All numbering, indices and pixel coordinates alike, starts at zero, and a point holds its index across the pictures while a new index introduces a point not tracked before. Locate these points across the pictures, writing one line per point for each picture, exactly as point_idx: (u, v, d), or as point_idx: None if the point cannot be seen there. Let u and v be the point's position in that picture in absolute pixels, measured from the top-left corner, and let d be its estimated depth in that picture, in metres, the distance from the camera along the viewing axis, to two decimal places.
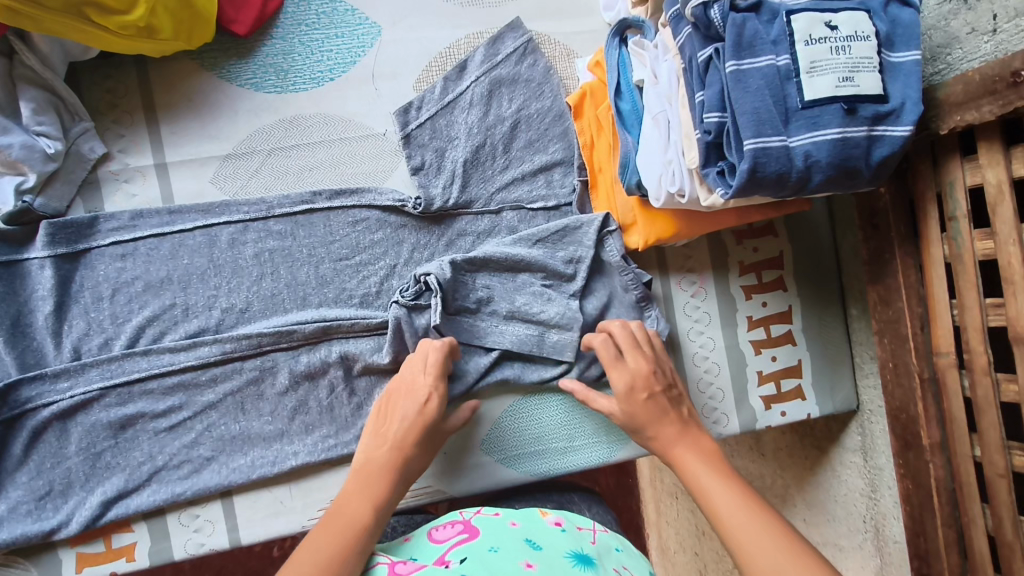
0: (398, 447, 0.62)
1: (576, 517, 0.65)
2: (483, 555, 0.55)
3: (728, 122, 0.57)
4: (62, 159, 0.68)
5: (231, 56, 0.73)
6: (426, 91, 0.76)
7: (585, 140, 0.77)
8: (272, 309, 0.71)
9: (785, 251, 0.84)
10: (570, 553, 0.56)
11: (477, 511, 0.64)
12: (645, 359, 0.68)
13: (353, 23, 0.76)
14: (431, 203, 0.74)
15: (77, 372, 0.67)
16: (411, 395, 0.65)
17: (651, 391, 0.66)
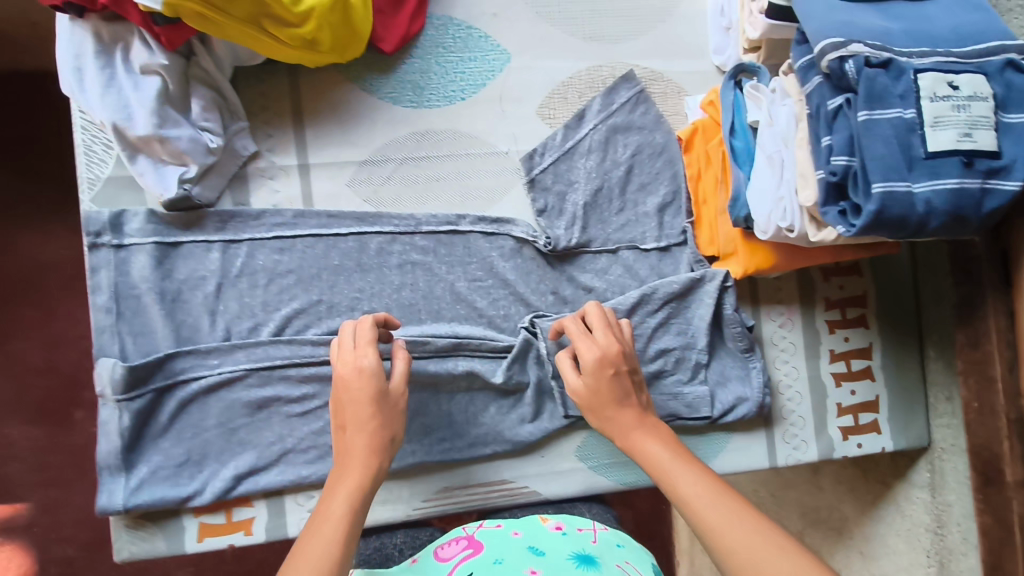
0: (359, 448, 0.62)
1: (574, 519, 0.71)
2: (489, 567, 0.61)
3: (855, 166, 0.62)
4: (219, 153, 0.74)
5: (374, 70, 0.79)
6: (548, 137, 0.82)
7: (693, 172, 0.83)
8: (408, 317, 0.79)
9: (868, 291, 0.89)
10: (572, 555, 0.63)
11: (479, 527, 0.70)
12: (614, 338, 0.69)
13: (485, 49, 0.81)
14: (557, 243, 0.80)
15: (227, 351, 0.74)
16: (355, 382, 0.63)
17: (618, 368, 0.68)
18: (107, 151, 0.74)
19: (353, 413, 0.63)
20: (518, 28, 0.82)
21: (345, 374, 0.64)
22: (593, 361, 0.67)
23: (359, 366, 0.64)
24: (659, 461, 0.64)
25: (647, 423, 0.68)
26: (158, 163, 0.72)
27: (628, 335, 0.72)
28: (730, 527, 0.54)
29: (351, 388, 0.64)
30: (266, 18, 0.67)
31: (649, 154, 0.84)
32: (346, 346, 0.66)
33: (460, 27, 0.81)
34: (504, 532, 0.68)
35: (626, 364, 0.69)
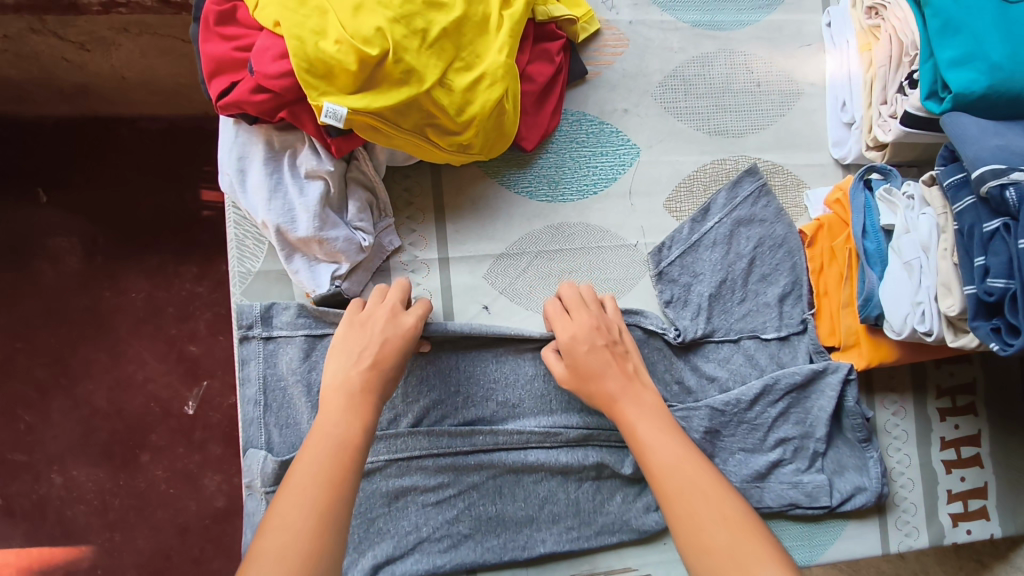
0: (362, 374, 0.66)
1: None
2: None
3: (1014, 289, 0.63)
4: (369, 249, 0.76)
5: (512, 166, 0.81)
6: (675, 230, 0.84)
7: (815, 265, 0.85)
8: (540, 408, 0.81)
9: (977, 378, 0.91)
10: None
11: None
12: (590, 316, 0.75)
13: (616, 144, 0.84)
14: (683, 335, 0.82)
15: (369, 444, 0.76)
16: (389, 325, 0.69)
17: (593, 344, 0.73)
18: (259, 245, 0.76)
19: (357, 348, 0.68)
20: (646, 123, 0.85)
21: (368, 320, 0.70)
22: (577, 334, 0.73)
23: (380, 316, 0.70)
24: (640, 428, 0.67)
25: (629, 386, 0.71)
26: (312, 261, 0.74)
27: (609, 313, 0.77)
28: (701, 502, 0.60)
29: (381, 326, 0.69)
30: (429, 127, 0.70)
31: (770, 246, 0.85)
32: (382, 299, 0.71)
33: (593, 122, 0.84)
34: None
35: (604, 340, 0.73)
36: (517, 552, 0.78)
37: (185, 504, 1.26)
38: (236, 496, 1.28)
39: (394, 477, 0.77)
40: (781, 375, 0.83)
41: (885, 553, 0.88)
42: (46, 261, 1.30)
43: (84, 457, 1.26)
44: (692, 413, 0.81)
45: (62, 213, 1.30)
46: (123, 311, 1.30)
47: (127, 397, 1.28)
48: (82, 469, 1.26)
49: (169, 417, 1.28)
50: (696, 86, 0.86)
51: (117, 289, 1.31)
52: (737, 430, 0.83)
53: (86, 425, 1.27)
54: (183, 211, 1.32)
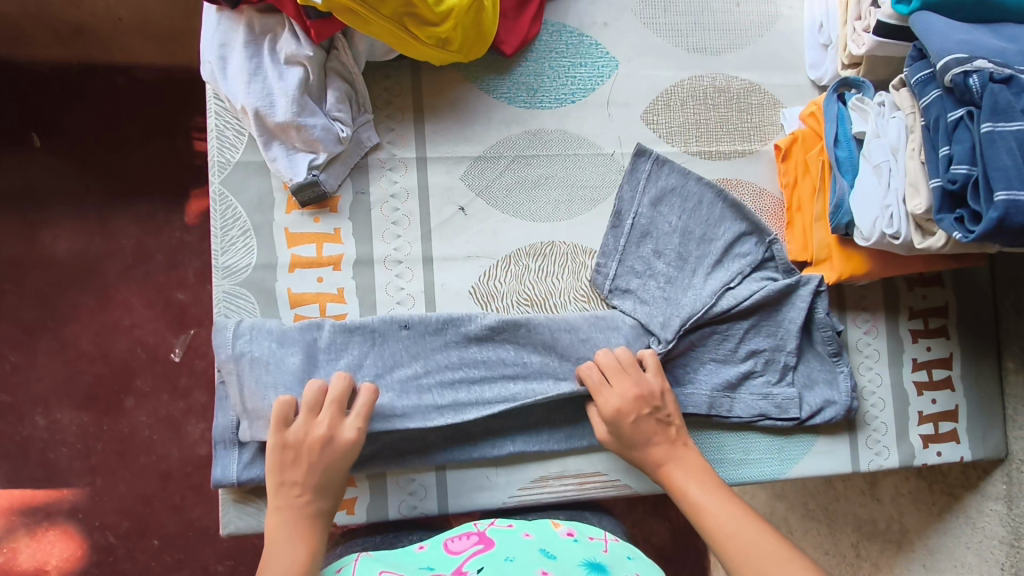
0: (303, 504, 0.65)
1: (587, 528, 0.73)
2: (499, 563, 0.62)
3: (976, 175, 0.64)
4: (348, 142, 0.77)
5: (492, 72, 0.83)
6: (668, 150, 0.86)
7: (789, 180, 0.86)
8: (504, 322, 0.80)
9: (949, 302, 0.92)
10: (584, 563, 0.64)
11: (491, 524, 0.71)
12: (632, 384, 0.74)
13: (595, 56, 0.86)
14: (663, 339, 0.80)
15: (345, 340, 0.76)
16: (324, 458, 0.66)
17: (638, 413, 0.73)
18: (240, 136, 0.78)
19: (299, 455, 0.66)
20: (626, 37, 0.87)
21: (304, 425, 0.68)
22: (623, 406, 0.73)
23: (315, 454, 0.66)
24: (691, 491, 0.69)
25: (677, 451, 0.73)
26: (291, 149, 0.75)
27: (654, 374, 0.75)
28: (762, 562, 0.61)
29: (318, 460, 0.66)
30: (408, 17, 0.71)
31: (692, 207, 0.84)
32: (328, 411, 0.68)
33: (573, 34, 0.85)
34: (515, 533, 0.69)
35: (649, 408, 0.73)
36: (486, 451, 0.79)
37: (169, 451, 1.25)
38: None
39: (369, 366, 0.76)
40: (749, 297, 0.82)
41: (855, 472, 0.88)
42: (31, 203, 1.27)
43: (68, 401, 1.25)
44: (668, 323, 0.81)
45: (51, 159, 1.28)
46: (112, 257, 1.28)
47: (114, 341, 1.27)
48: (65, 412, 1.24)
49: (156, 362, 1.27)
50: (676, 3, 0.88)
51: (108, 236, 1.28)
52: (709, 340, 0.84)
53: (70, 369, 1.25)
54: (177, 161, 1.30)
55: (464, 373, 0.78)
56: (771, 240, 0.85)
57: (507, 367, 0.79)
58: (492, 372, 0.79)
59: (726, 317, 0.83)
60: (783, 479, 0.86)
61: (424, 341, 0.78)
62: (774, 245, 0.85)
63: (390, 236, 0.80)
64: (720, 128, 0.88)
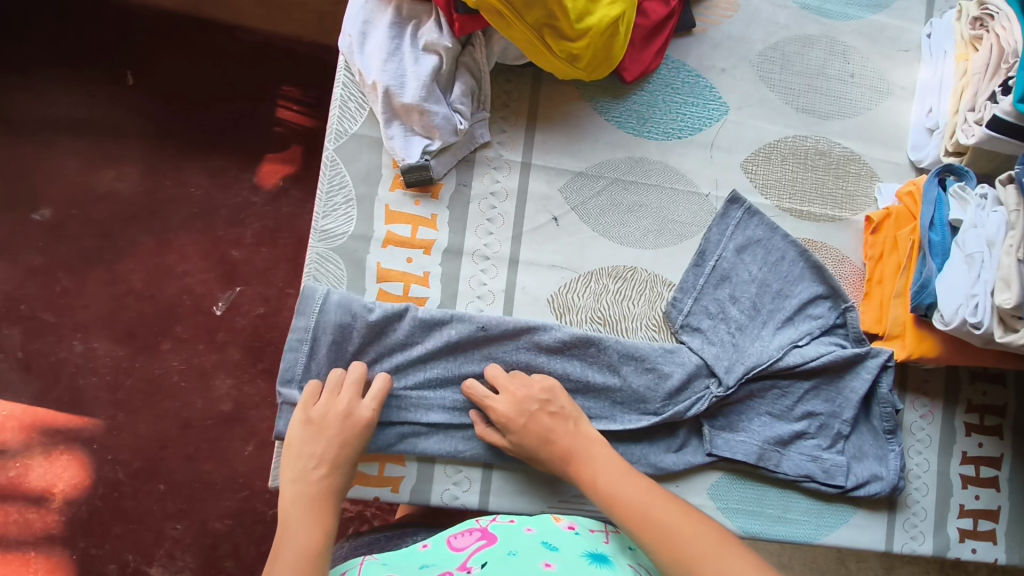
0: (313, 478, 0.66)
1: (584, 520, 0.73)
2: (502, 560, 0.63)
3: None
4: (462, 135, 0.79)
5: (607, 95, 0.85)
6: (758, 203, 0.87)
7: (875, 253, 0.87)
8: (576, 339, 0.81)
9: (1008, 403, 0.92)
10: (586, 553, 0.65)
11: (492, 520, 0.71)
12: (514, 387, 0.76)
13: (707, 98, 0.88)
14: (727, 382, 0.81)
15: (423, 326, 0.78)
16: (343, 439, 0.69)
17: (529, 414, 0.74)
18: (360, 109, 0.81)
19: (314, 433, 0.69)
20: (740, 86, 0.89)
21: (320, 407, 0.71)
22: (511, 412, 0.74)
23: (336, 436, 0.69)
24: (599, 477, 0.68)
25: (577, 437, 0.72)
26: (408, 132, 0.78)
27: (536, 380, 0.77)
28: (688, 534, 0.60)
29: (338, 442, 0.69)
30: (547, 29, 0.74)
31: (774, 260, 0.87)
32: (354, 398, 0.72)
33: (690, 73, 0.88)
34: (517, 527, 0.69)
35: (537, 405, 0.74)
36: None
37: (192, 401, 1.21)
38: (245, 403, 1.23)
39: (441, 361, 0.79)
40: (814, 360, 0.84)
41: (887, 552, 0.88)
42: (111, 136, 1.29)
43: (107, 332, 1.23)
44: (733, 366, 0.82)
45: (149, 98, 1.31)
46: (180, 202, 1.29)
47: (162, 284, 1.25)
48: (102, 342, 1.22)
49: (198, 312, 1.25)
50: (794, 62, 0.90)
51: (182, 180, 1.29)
52: (768, 393, 0.85)
53: (116, 303, 1.24)
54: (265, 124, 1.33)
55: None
56: (845, 307, 0.87)
57: (571, 380, 0.81)
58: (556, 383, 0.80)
59: (789, 372, 0.84)
60: (816, 544, 0.86)
61: (497, 343, 0.80)
62: (848, 313, 0.86)
63: (482, 231, 0.82)
64: (814, 189, 0.89)
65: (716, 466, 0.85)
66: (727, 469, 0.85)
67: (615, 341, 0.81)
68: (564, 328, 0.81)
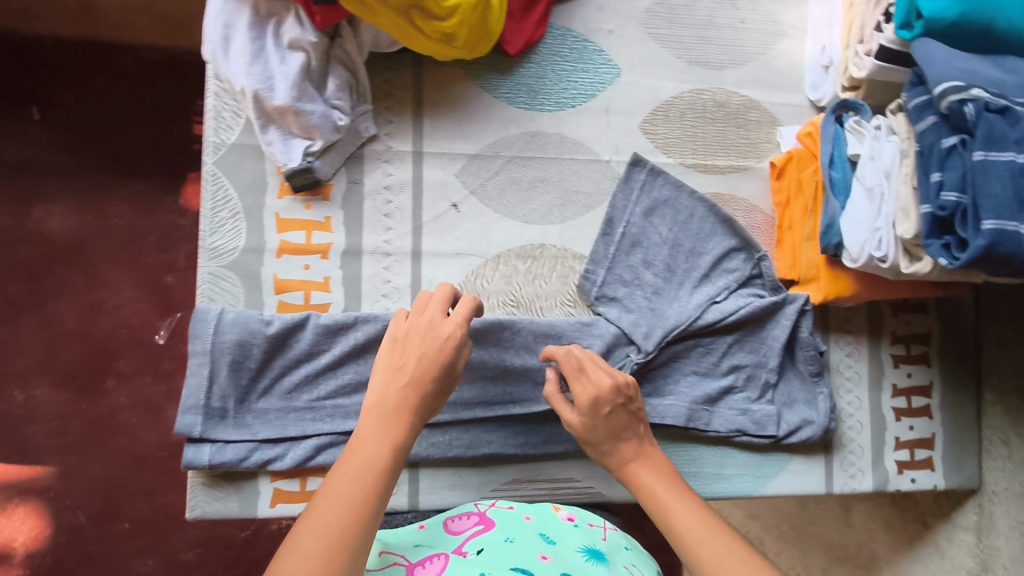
0: (389, 394, 0.62)
1: (587, 515, 0.74)
2: (500, 544, 0.64)
3: (966, 203, 0.65)
4: (344, 132, 0.77)
5: (494, 71, 0.83)
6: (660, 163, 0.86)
7: (782, 198, 0.86)
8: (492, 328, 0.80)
9: (932, 330, 0.92)
10: (584, 548, 0.66)
11: (492, 505, 0.73)
12: (607, 374, 0.71)
13: (598, 63, 0.86)
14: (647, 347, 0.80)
15: (329, 335, 0.76)
16: (430, 347, 0.65)
17: (614, 406, 0.70)
18: (236, 118, 0.77)
19: (400, 354, 0.65)
20: (630, 46, 0.87)
21: (416, 333, 0.67)
22: (590, 400, 0.70)
23: (428, 364, 0.65)
24: (657, 491, 0.65)
25: (646, 450, 0.70)
26: (287, 135, 0.75)
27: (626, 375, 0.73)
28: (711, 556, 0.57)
29: (423, 356, 0.65)
30: (415, 10, 0.71)
31: (683, 219, 0.85)
32: (437, 324, 0.67)
33: (577, 39, 0.85)
34: (516, 515, 0.71)
35: (622, 399, 0.71)
36: (461, 451, 0.79)
37: (143, 435, 1.18)
38: None
39: (351, 366, 0.77)
40: (733, 313, 0.83)
41: (829, 493, 0.89)
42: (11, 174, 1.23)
43: (46, 377, 1.17)
44: (652, 330, 0.81)
45: None
46: (102, 235, 1.23)
47: (96, 321, 1.20)
48: (43, 388, 1.16)
49: (140, 344, 1.21)
50: (682, 16, 0.89)
51: (102, 214, 1.22)
52: (692, 353, 0.84)
53: (51, 345, 1.18)
54: (172, 139, 1.25)
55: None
56: (759, 257, 0.86)
57: (489, 367, 0.79)
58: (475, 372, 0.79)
59: (710, 329, 0.83)
60: (757, 496, 0.86)
61: None
62: (762, 262, 0.86)
63: (381, 227, 0.79)
64: (717, 142, 0.88)
65: (647, 432, 0.84)
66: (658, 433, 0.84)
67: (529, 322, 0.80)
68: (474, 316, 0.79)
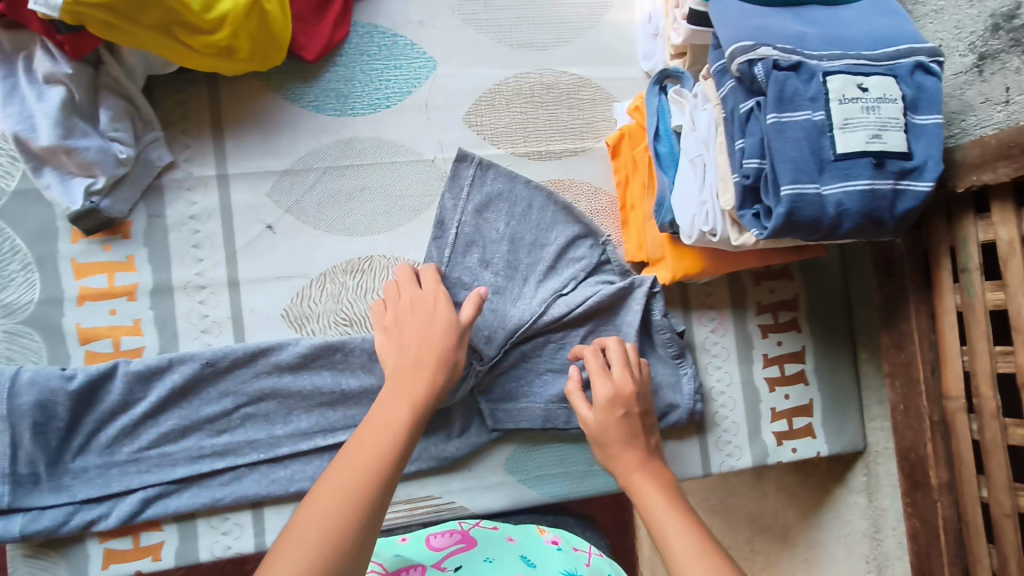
0: (410, 365, 0.63)
1: (573, 540, 0.77)
2: (478, 562, 0.68)
3: (766, 169, 0.62)
4: (132, 163, 0.71)
5: (296, 79, 0.78)
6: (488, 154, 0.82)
7: (621, 177, 0.83)
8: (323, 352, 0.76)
9: (799, 294, 0.90)
10: (561, 571, 0.67)
11: (475, 524, 0.77)
12: (631, 377, 0.72)
13: (411, 57, 0.81)
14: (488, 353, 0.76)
15: (144, 383, 0.72)
16: (423, 328, 0.66)
17: (628, 410, 0.70)
18: (14, 164, 0.72)
19: (403, 335, 0.66)
20: (444, 35, 0.82)
21: (416, 307, 0.69)
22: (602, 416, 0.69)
23: (432, 344, 0.65)
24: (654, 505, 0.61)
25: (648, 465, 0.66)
26: (65, 175, 0.69)
27: (646, 376, 0.75)
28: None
29: (420, 340, 0.65)
30: (176, 27, 0.65)
31: (521, 211, 0.81)
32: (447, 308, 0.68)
33: (386, 34, 0.80)
34: (500, 537, 0.75)
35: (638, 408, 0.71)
36: (305, 484, 0.75)
37: None
38: None
39: (173, 411, 0.73)
40: (580, 305, 0.79)
41: (708, 475, 0.87)
42: None
43: None
44: (495, 334, 0.77)
45: None
46: None
47: None
48: None
49: None
50: None
51: None
52: (544, 350, 0.80)
53: None
54: None
55: (277, 404, 0.75)
56: (605, 242, 0.82)
57: (325, 393, 0.75)
58: (310, 400, 0.76)
59: (558, 325, 0.79)
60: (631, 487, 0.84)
61: (232, 376, 0.74)
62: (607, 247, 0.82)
63: (190, 260, 0.74)
64: (550, 127, 0.84)
65: (504, 437, 0.81)
66: (518, 436, 0.82)
67: (361, 340, 0.76)
68: (301, 341, 0.75)
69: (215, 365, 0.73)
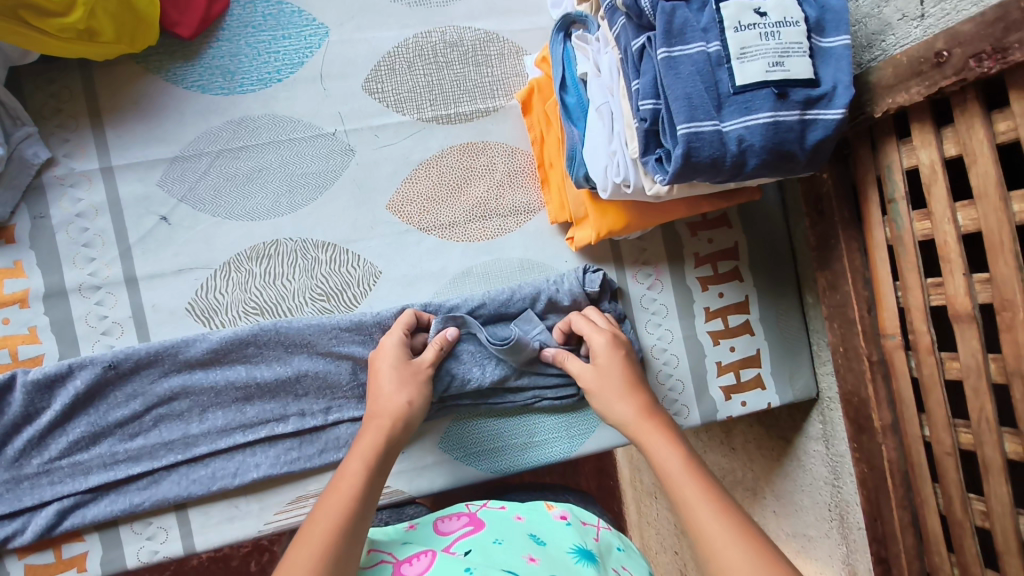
0: (402, 360, 0.68)
1: (579, 513, 0.68)
2: (487, 545, 0.58)
3: (662, 109, 0.58)
4: (4, 162, 0.67)
5: (177, 58, 0.74)
6: (392, 120, 0.78)
7: (536, 134, 0.79)
8: (232, 343, 0.71)
9: (739, 242, 0.85)
10: (573, 548, 0.59)
11: (482, 506, 0.67)
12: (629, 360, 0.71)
13: (300, 25, 0.77)
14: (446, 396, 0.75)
15: (44, 391, 0.68)
16: (402, 373, 0.67)
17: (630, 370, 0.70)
18: None
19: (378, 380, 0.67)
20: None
21: (386, 351, 0.69)
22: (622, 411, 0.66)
23: (394, 402, 0.65)
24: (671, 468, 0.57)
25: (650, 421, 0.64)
26: None
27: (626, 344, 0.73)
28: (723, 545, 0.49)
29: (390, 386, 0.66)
30: (23, 9, 0.60)
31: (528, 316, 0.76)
32: (403, 359, 0.68)
33: (270, 3, 0.76)
34: (507, 516, 0.65)
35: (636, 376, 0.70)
36: (227, 481, 0.71)
37: None
38: None
39: (81, 418, 0.69)
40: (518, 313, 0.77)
41: None
42: None
43: None
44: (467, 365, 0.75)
45: None
46: None
47: None
48: None
49: None
50: None
51: None
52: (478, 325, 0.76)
53: None
54: None
55: (190, 402, 0.72)
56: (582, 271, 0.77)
57: (237, 388, 0.72)
58: (224, 396, 0.72)
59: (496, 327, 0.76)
60: (574, 456, 0.80)
61: (138, 377, 0.70)
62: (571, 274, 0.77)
63: (81, 260, 0.71)
64: (456, 88, 0.80)
65: (437, 416, 0.76)
66: (452, 414, 0.77)
67: (272, 328, 0.71)
68: (208, 335, 0.71)
69: (119, 366, 0.69)
